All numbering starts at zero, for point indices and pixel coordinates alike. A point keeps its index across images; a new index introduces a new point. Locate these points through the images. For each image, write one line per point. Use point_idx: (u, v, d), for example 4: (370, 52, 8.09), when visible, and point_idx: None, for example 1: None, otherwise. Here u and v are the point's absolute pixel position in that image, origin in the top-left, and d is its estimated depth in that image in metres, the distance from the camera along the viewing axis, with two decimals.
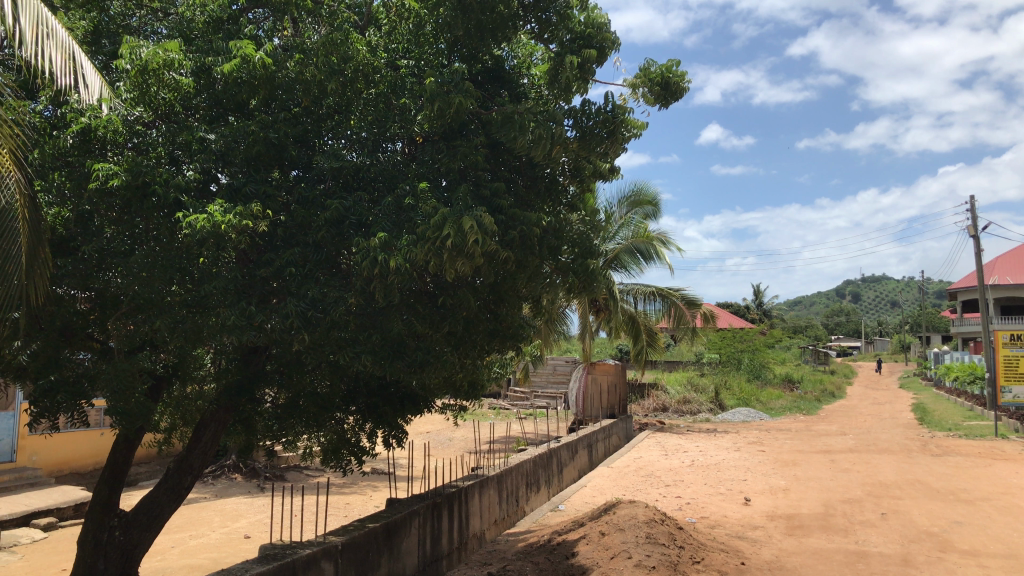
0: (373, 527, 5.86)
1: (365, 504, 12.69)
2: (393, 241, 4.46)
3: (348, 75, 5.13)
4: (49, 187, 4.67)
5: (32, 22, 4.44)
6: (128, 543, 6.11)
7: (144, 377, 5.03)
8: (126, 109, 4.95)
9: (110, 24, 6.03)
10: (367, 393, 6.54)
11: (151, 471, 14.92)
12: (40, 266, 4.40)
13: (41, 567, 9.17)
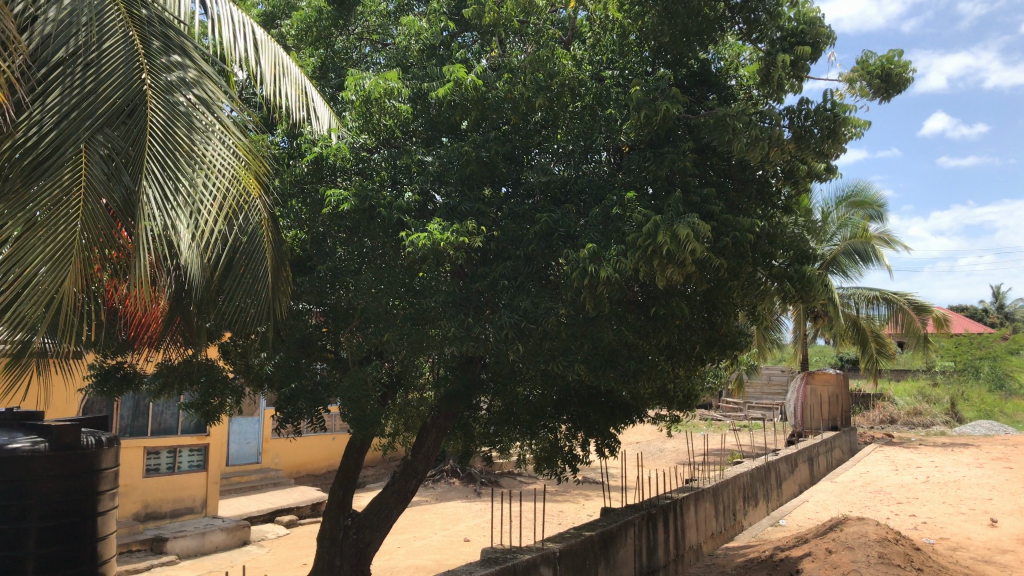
0: (589, 535, 5.91)
1: (579, 513, 12.82)
2: (602, 251, 4.51)
3: (555, 90, 5.21)
4: (291, 213, 5.20)
5: (271, 63, 4.93)
6: (361, 541, 6.53)
7: (372, 386, 5.35)
8: (352, 138, 5.38)
9: (335, 59, 6.54)
10: (578, 402, 6.62)
11: (378, 474, 15.88)
12: (283, 285, 4.83)
13: (285, 560, 9.98)
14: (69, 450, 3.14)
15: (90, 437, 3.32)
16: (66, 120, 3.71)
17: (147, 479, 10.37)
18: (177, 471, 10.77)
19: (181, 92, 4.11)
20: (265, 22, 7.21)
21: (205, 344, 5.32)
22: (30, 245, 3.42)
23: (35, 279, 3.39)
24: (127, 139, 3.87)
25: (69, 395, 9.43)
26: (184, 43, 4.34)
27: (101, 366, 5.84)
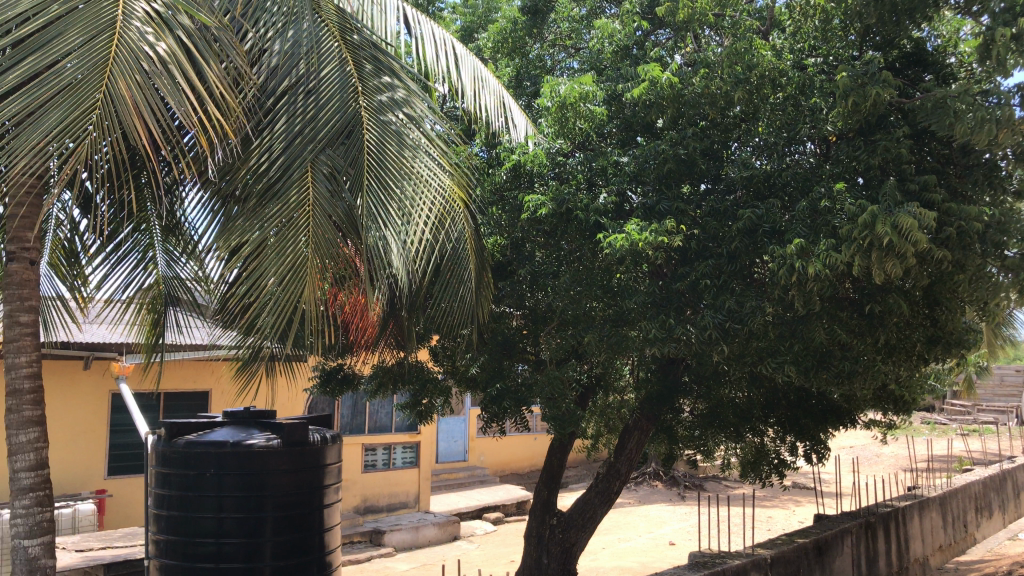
0: (803, 543, 5.67)
1: (789, 519, 12.33)
2: (811, 247, 4.30)
3: (754, 82, 5.05)
4: (492, 220, 5.40)
5: (470, 76, 5.11)
6: (567, 541, 6.62)
7: (573, 387, 5.39)
8: (548, 143, 5.46)
9: (530, 68, 6.68)
10: (786, 404, 6.38)
11: (581, 475, 16.03)
12: (485, 288, 4.98)
13: (494, 555, 10.28)
14: (299, 446, 3.40)
15: (315, 434, 3.59)
16: (292, 145, 4.07)
17: (365, 474, 11.03)
18: (392, 467, 11.37)
19: (393, 111, 4.35)
20: (463, 37, 7.53)
21: (416, 346, 5.60)
22: (265, 260, 3.75)
23: (268, 290, 3.70)
24: (346, 158, 4.17)
25: (295, 394, 10.20)
26: (393, 64, 4.60)
27: (324, 367, 6.29)
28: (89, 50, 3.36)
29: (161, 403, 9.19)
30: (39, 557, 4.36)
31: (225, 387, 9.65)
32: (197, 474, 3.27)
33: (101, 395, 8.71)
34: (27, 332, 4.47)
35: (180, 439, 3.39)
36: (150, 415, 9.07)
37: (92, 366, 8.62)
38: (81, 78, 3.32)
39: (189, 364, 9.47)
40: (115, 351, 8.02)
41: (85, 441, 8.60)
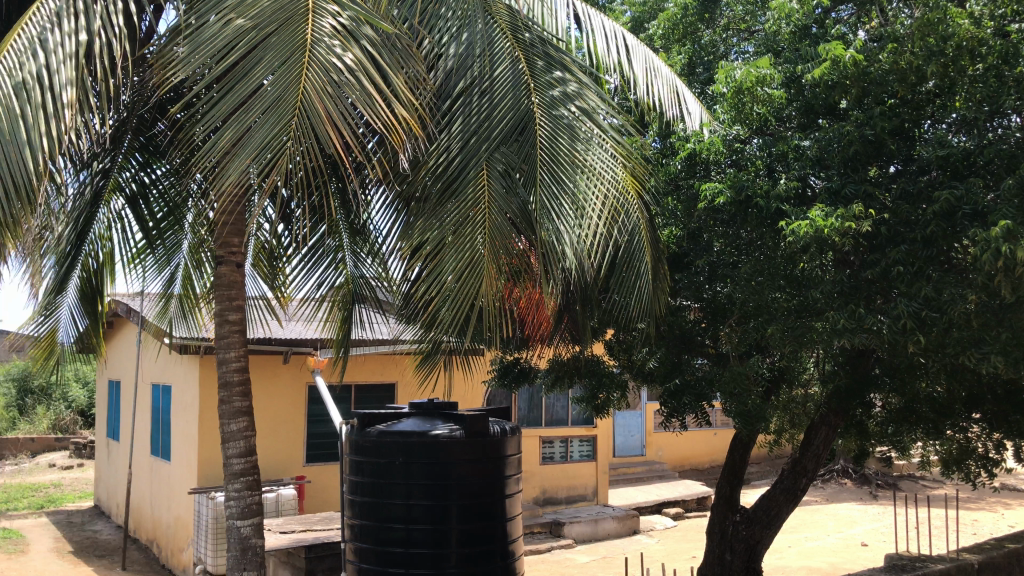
0: (1016, 549, 5.24)
1: (998, 523, 11.40)
2: (1018, 229, 3.94)
3: (950, 55, 4.68)
4: (667, 210, 5.44)
5: (642, 66, 5.07)
6: (751, 538, 6.46)
7: (757, 381, 5.23)
8: (725, 130, 5.35)
9: (702, 54, 6.52)
10: (993, 399, 5.90)
11: (764, 472, 15.54)
12: (662, 281, 4.90)
13: (675, 551, 10.15)
14: (481, 436, 3.49)
15: (496, 426, 3.67)
16: (469, 144, 4.22)
17: (544, 466, 11.19)
18: (570, 460, 11.46)
19: (565, 105, 4.37)
20: (634, 28, 7.46)
21: (591, 340, 5.63)
22: (445, 257, 3.91)
23: (446, 286, 3.85)
24: (520, 154, 4.23)
25: (475, 387, 10.46)
26: (564, 59, 4.62)
27: (503, 361, 6.44)
28: (287, 68, 3.61)
29: (352, 395, 9.71)
30: (249, 536, 4.73)
31: (409, 379, 10.05)
32: (388, 462, 3.44)
33: (299, 387, 9.31)
34: (234, 329, 4.87)
35: (372, 430, 3.58)
36: (342, 406, 9.62)
37: (290, 360, 9.23)
38: (280, 94, 3.58)
39: (376, 359, 9.92)
40: (310, 346, 8.54)
41: (286, 430, 9.22)
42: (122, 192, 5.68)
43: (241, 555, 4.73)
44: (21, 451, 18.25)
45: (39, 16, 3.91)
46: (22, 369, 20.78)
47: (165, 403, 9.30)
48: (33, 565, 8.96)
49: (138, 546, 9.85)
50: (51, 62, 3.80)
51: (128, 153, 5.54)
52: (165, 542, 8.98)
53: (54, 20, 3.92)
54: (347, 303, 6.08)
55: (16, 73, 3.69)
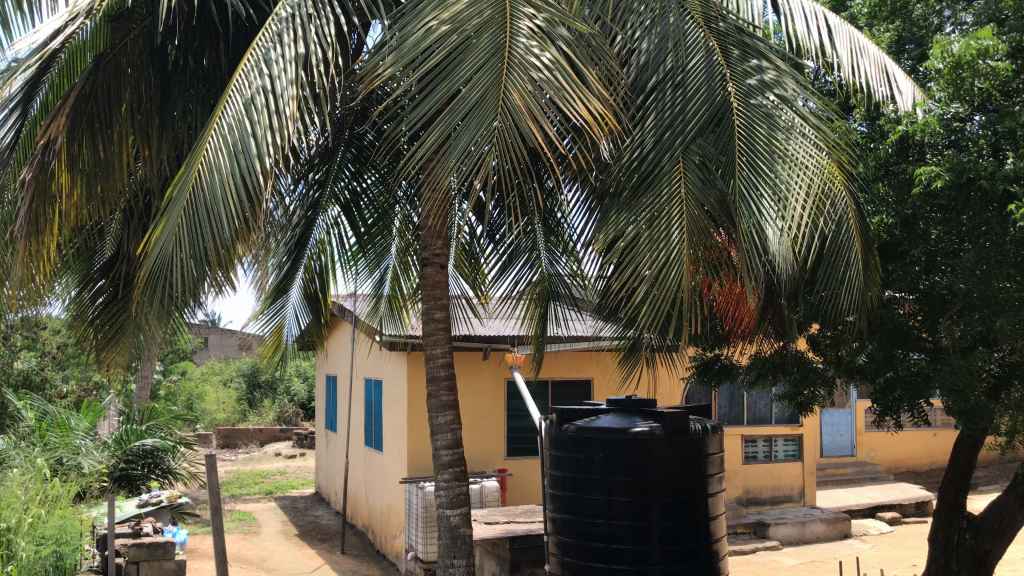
0: None
1: None
2: None
3: None
4: (878, 197, 5.08)
5: (847, 47, 4.83)
6: (980, 547, 6.02)
7: (985, 378, 4.79)
8: (942, 109, 4.95)
9: (913, 29, 6.08)
10: None
11: (993, 477, 14.32)
12: (874, 271, 4.64)
13: (892, 558, 9.54)
14: (681, 435, 3.45)
15: (696, 424, 3.60)
16: (663, 138, 4.23)
17: (746, 466, 10.89)
18: (774, 459, 11.08)
19: (763, 94, 4.22)
20: (835, 7, 7.09)
21: (796, 335, 5.43)
22: (641, 253, 3.91)
23: (644, 282, 3.84)
24: (717, 146, 4.16)
25: (673, 383, 10.30)
26: (761, 47, 4.46)
27: (702, 358, 6.32)
28: (484, 71, 3.72)
29: (549, 391, 9.88)
30: (458, 526, 4.93)
31: (607, 376, 10.07)
32: (587, 458, 3.49)
33: (499, 383, 9.58)
34: (441, 327, 5.09)
35: (570, 426, 3.64)
36: (540, 402, 9.82)
37: (490, 357, 9.54)
38: (481, 97, 3.69)
39: (574, 354, 10.04)
40: (508, 343, 8.79)
41: (488, 424, 9.52)
42: (337, 200, 6.12)
43: (451, 543, 4.94)
44: (251, 440, 19.94)
45: (264, 38, 4.26)
46: (251, 366, 22.67)
47: (377, 396, 9.87)
48: (265, 545, 9.79)
49: (355, 531, 10.51)
50: (275, 75, 4.15)
51: (343, 162, 5.94)
52: (380, 529, 9.52)
53: (276, 39, 4.25)
54: (544, 298, 6.17)
55: (246, 92, 4.08)
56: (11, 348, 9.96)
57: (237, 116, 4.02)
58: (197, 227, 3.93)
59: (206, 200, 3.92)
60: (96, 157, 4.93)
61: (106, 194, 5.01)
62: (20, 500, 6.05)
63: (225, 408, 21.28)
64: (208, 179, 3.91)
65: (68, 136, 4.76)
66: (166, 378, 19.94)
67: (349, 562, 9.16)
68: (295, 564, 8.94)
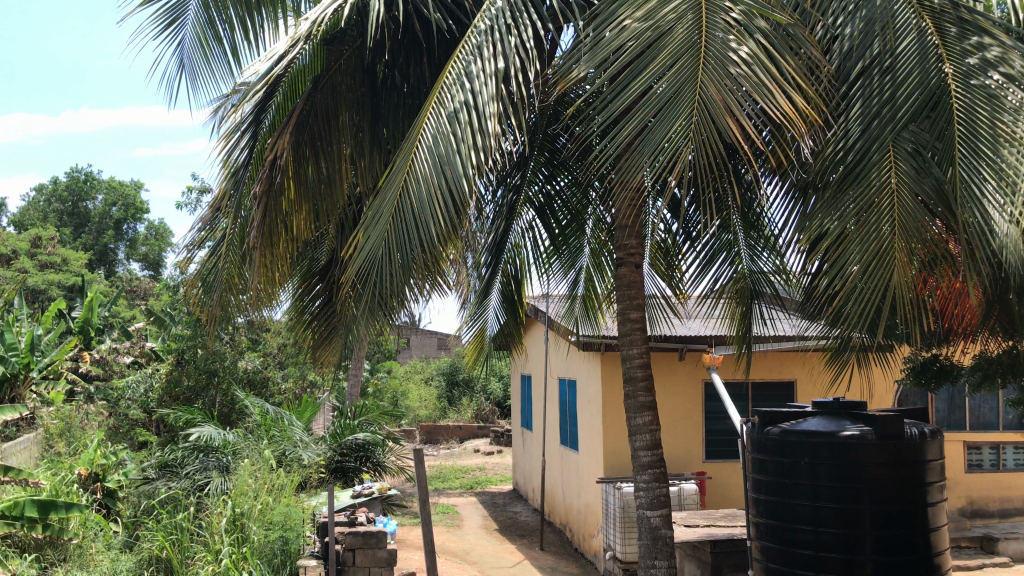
0: None
1: None
2: None
3: None
4: None
5: None
6: None
7: None
8: None
9: None
10: None
11: None
12: None
13: None
14: (896, 439, 3.24)
15: (913, 428, 3.37)
16: (872, 126, 3.99)
17: (970, 474, 10.10)
18: (1003, 469, 10.19)
19: (986, 74, 3.75)
20: None
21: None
22: (849, 249, 3.77)
23: (852, 279, 3.72)
24: (933, 131, 3.80)
25: (887, 385, 9.72)
26: (984, 22, 3.95)
27: (919, 358, 5.93)
28: (681, 66, 3.69)
29: (749, 393, 9.59)
30: (659, 527, 4.90)
31: (811, 377, 9.64)
32: (792, 463, 3.37)
33: (696, 384, 9.42)
34: (637, 327, 5.07)
35: (774, 429, 3.53)
36: (739, 404, 9.56)
37: (686, 357, 9.40)
38: (675, 93, 3.67)
39: (775, 355, 9.69)
40: (706, 343, 8.62)
41: (685, 426, 9.39)
42: (532, 205, 6.21)
43: (652, 544, 4.92)
44: (451, 436, 20.72)
45: (464, 52, 4.43)
46: (450, 364, 23.56)
47: (572, 396, 9.96)
48: (467, 538, 10.13)
49: (553, 529, 10.67)
50: (475, 86, 4.29)
51: (536, 167, 6.11)
52: (577, 527, 9.61)
53: (476, 51, 4.40)
54: (745, 296, 6.06)
55: (448, 104, 4.25)
56: (239, 348, 10.89)
57: (440, 128, 4.20)
58: (405, 230, 4.17)
59: (412, 205, 4.15)
60: (319, 173, 5.44)
61: (326, 208, 5.53)
62: (250, 487, 6.60)
63: (427, 405, 22.25)
64: (414, 187, 4.14)
65: (294, 153, 5.24)
66: (374, 375, 21.11)
67: (548, 558, 9.30)
68: (497, 558, 9.19)
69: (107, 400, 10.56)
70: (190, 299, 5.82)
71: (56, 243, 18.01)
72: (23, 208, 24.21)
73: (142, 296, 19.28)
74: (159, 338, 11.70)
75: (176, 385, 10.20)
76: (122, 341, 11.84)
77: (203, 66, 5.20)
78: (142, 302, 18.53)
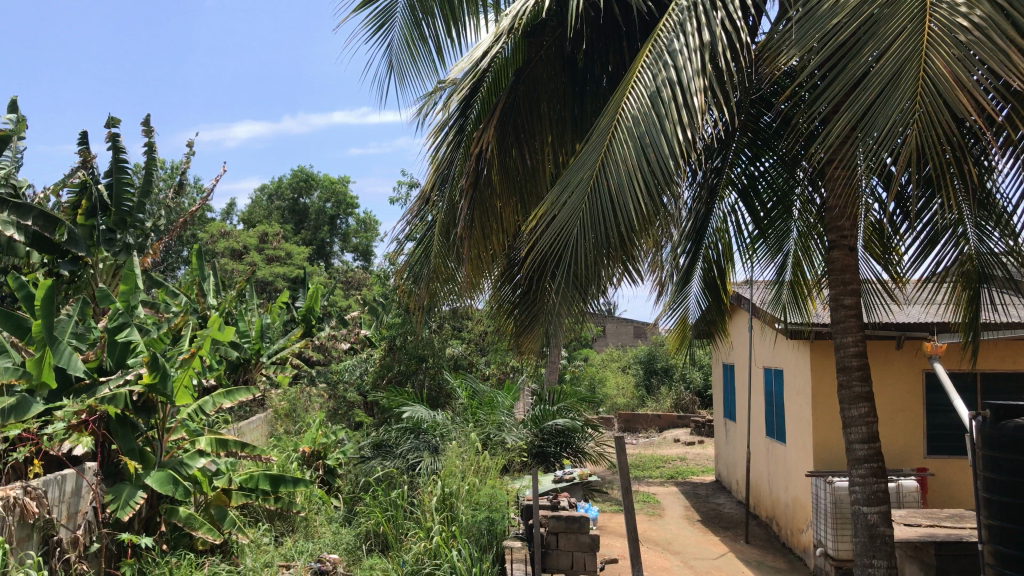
0: None
1: None
2: None
3: None
4: None
5: None
6: None
7: None
8: None
9: None
10: None
11: None
12: None
13: None
14: None
15: None
16: None
17: None
18: None
19: None
20: None
21: None
22: None
23: None
24: None
25: None
26: None
27: None
28: (904, 40, 3.45)
29: (977, 385, 8.86)
30: (877, 524, 4.65)
31: None
32: None
33: (916, 374, 8.81)
34: (851, 314, 4.81)
35: (1009, 423, 3.23)
36: (966, 397, 8.85)
37: (904, 345, 8.82)
38: (897, 71, 3.44)
39: (1008, 343, 8.88)
40: (927, 331, 8.05)
41: (904, 419, 8.81)
42: (734, 187, 6.06)
43: (870, 543, 4.67)
44: (650, 426, 20.54)
45: (667, 30, 4.39)
46: (648, 352, 23.43)
47: (778, 385, 9.61)
48: (669, 528, 10.04)
49: (759, 522, 10.33)
50: (680, 63, 4.21)
51: (739, 148, 5.89)
52: (785, 522, 9.27)
53: (679, 28, 4.35)
54: (974, 280, 5.53)
55: (652, 84, 4.22)
56: (445, 335, 11.35)
57: (643, 109, 4.17)
58: (599, 210, 4.20)
59: (609, 185, 4.18)
60: (526, 164, 5.60)
61: (531, 199, 5.67)
62: (459, 468, 6.92)
63: (625, 393, 22.23)
64: (613, 168, 4.16)
65: (499, 145, 5.40)
66: (572, 362, 21.35)
67: (754, 552, 9.02)
68: (700, 549, 9.05)
69: (328, 384, 11.31)
70: (401, 288, 6.15)
71: (281, 238, 19.51)
72: (251, 208, 26.41)
73: (356, 287, 20.43)
74: (372, 326, 12.42)
75: (388, 370, 10.93)
76: (339, 328, 12.64)
77: (410, 67, 5.46)
78: (356, 292, 19.72)
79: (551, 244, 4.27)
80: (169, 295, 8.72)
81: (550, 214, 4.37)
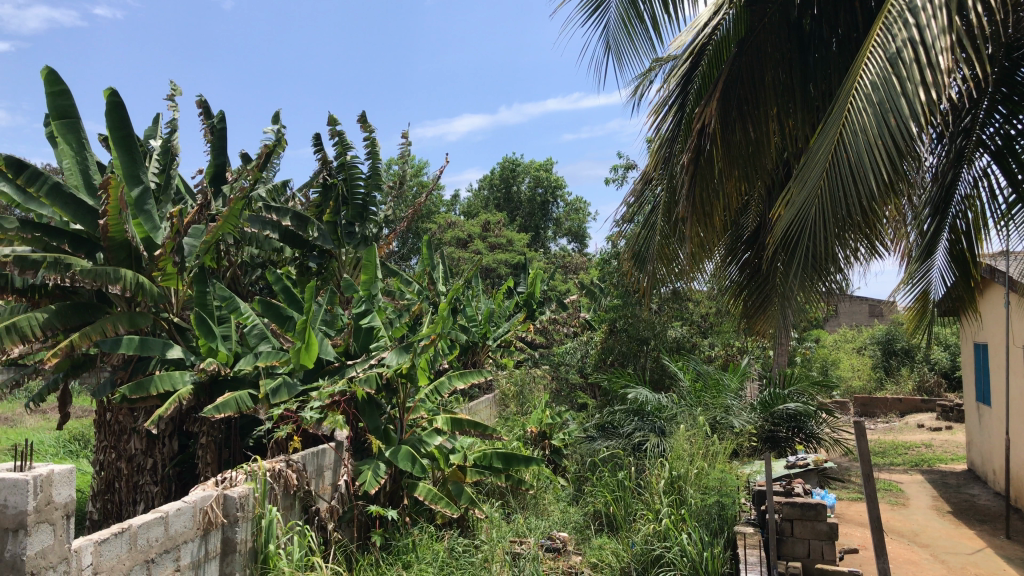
0: None
1: None
2: None
3: None
4: None
5: None
6: None
7: None
8: None
9: None
10: None
11: None
12: None
13: None
14: None
15: None
16: None
17: None
18: None
19: None
20: None
21: None
22: None
23: None
24: None
25: None
26: None
27: None
28: None
29: None
30: None
31: None
32: None
33: None
34: None
35: None
36: None
37: None
38: None
39: None
40: None
41: None
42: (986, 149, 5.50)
43: None
44: (891, 410, 19.24)
45: None
46: (887, 333, 22.03)
47: None
48: (916, 519, 9.38)
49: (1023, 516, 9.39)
50: (922, 20, 3.86)
51: (992, 106, 5.38)
52: None
53: None
54: None
55: (891, 46, 3.93)
56: (667, 317, 11.24)
57: (881, 73, 3.90)
58: (840, 182, 3.99)
59: (848, 158, 3.94)
60: (748, 137, 5.33)
61: (757, 172, 5.42)
62: (687, 452, 6.83)
63: (861, 376, 20.95)
64: (851, 138, 3.91)
65: (721, 118, 5.23)
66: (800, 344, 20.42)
67: (1017, 548, 8.23)
68: (952, 543, 8.37)
69: (551, 366, 11.54)
70: (624, 270, 6.15)
71: (501, 225, 19.99)
72: (471, 199, 27.43)
73: (573, 271, 20.68)
74: (592, 309, 12.58)
75: (610, 352, 11.01)
76: (560, 312, 12.84)
77: (627, 45, 5.44)
78: (574, 276, 19.89)
79: (790, 220, 4.14)
80: (403, 283, 9.25)
81: (794, 192, 4.23)
